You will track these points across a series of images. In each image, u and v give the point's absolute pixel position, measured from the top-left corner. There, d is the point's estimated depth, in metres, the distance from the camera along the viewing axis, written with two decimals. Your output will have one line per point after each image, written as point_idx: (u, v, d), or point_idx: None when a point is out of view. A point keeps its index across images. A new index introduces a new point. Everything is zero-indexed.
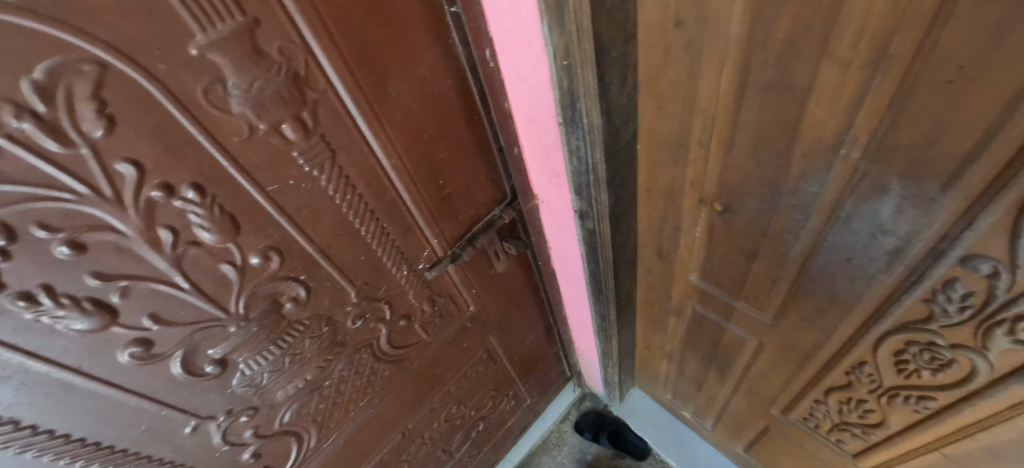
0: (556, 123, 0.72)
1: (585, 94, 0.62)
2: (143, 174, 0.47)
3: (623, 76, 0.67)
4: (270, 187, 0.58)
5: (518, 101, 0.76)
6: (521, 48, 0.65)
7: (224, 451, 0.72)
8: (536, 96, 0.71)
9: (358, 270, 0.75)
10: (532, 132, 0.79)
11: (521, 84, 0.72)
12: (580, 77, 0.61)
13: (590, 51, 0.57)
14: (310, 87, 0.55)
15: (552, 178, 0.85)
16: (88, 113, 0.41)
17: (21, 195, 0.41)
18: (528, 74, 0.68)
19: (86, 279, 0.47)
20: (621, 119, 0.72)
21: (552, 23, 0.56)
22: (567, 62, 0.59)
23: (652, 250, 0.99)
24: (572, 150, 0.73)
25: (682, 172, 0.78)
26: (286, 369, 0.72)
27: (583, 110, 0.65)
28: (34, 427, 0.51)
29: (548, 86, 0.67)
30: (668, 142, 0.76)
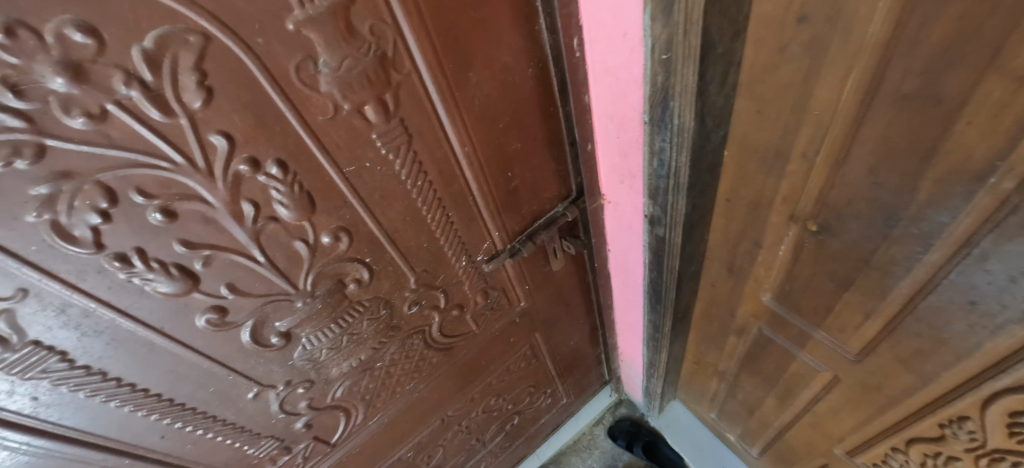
0: (641, 121, 0.66)
1: (681, 91, 0.55)
2: (234, 146, 0.47)
3: (724, 73, 0.57)
4: (347, 168, 0.57)
5: (601, 94, 0.71)
6: (613, 38, 0.59)
7: (280, 419, 0.73)
8: (623, 90, 0.64)
9: (419, 257, 0.74)
10: (612, 129, 0.74)
11: (607, 77, 0.66)
12: (679, 73, 0.54)
13: (697, 45, 0.50)
14: (395, 69, 0.53)
15: (625, 179, 0.80)
16: (190, 84, 0.41)
17: (126, 161, 0.42)
18: (616, 67, 0.63)
19: (175, 246, 0.48)
20: (714, 122, 0.63)
21: (658, 13, 0.49)
22: (667, 56, 0.52)
23: (721, 263, 0.91)
24: (653, 152, 0.67)
25: (775, 188, 0.67)
26: (343, 347, 0.73)
27: (675, 109, 0.58)
28: (119, 379, 0.52)
29: (638, 80, 0.60)
30: (761, 153, 0.65)
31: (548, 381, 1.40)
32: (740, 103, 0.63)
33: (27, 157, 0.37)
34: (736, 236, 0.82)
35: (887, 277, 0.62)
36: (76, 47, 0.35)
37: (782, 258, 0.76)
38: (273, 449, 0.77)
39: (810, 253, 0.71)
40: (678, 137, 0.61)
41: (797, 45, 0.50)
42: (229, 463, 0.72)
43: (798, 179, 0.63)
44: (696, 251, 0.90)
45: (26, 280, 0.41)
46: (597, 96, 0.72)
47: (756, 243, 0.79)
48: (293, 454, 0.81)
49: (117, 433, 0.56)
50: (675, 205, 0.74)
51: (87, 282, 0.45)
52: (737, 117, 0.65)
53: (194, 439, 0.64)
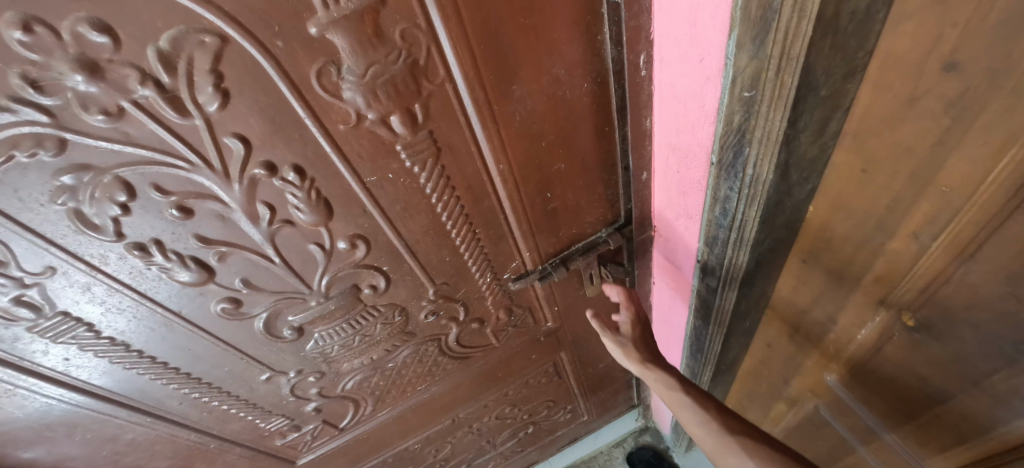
0: (707, 161, 0.57)
1: (761, 137, 0.45)
2: (250, 150, 0.45)
3: (823, 119, 0.44)
4: (368, 178, 0.54)
5: (665, 120, 0.61)
6: (688, 61, 0.50)
7: (291, 401, 0.76)
8: (689, 123, 0.56)
9: (440, 270, 0.70)
10: (672, 162, 0.65)
11: (674, 103, 0.56)
12: (765, 117, 0.43)
13: (791, 87, 0.39)
14: (427, 79, 0.48)
15: (682, 218, 0.71)
16: (206, 87, 0.39)
17: (143, 158, 0.41)
18: (686, 94, 0.53)
19: (191, 240, 0.49)
20: (801, 175, 0.51)
21: (747, 39, 0.39)
22: (751, 93, 0.43)
23: (782, 327, 0.77)
24: (716, 199, 0.58)
25: (869, 265, 0.53)
26: (356, 346, 0.73)
27: (750, 158, 0.48)
28: (140, 351, 0.56)
29: (712, 117, 0.51)
30: (858, 222, 0.50)
31: (570, 398, 1.34)
32: (838, 156, 0.48)
33: (49, 149, 0.38)
34: (804, 305, 0.68)
35: (1000, 408, 0.47)
36: (92, 46, 0.34)
37: (859, 344, 0.62)
38: (284, 426, 0.80)
39: (900, 350, 0.56)
40: (752, 189, 0.51)
41: (935, 98, 0.36)
42: (243, 432, 0.76)
43: (900, 264, 0.49)
44: (753, 307, 0.77)
45: (54, 259, 0.44)
46: (661, 121, 0.62)
47: (829, 318, 0.64)
48: (302, 432, 0.84)
49: (139, 395, 0.60)
50: (735, 260, 0.64)
51: (110, 266, 0.47)
52: (833, 172, 0.50)
53: (210, 409, 0.68)
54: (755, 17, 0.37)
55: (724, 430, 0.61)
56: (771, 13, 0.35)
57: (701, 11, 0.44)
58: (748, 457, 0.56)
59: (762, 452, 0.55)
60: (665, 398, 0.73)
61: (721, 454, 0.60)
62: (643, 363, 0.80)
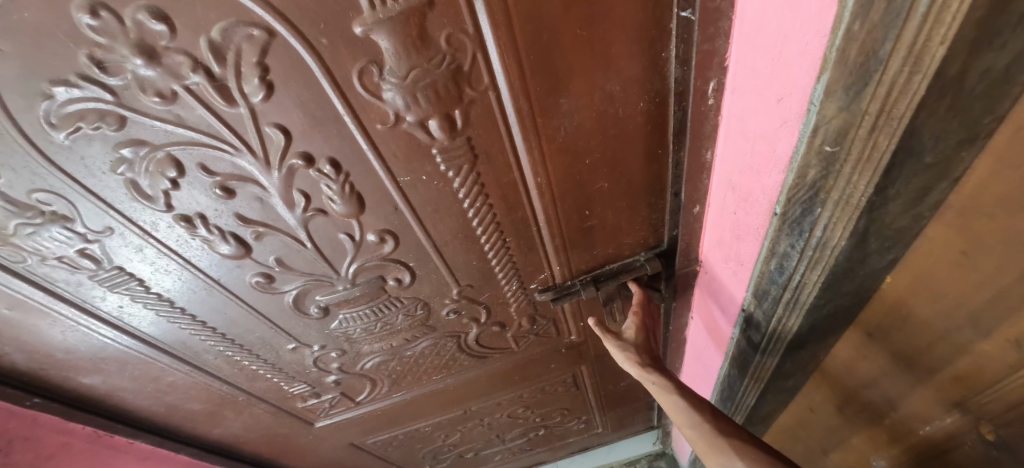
0: (769, 211, 0.53)
1: (839, 199, 0.41)
2: (290, 141, 0.46)
3: (924, 186, 0.36)
4: (402, 178, 0.53)
5: (727, 156, 0.56)
6: (762, 98, 0.43)
7: (313, 371, 0.80)
8: (755, 166, 0.51)
9: (466, 272, 0.70)
10: (730, 202, 0.60)
11: (739, 139, 0.51)
12: (847, 178, 0.38)
13: (887, 149, 0.34)
14: (470, 85, 0.47)
15: (732, 262, 0.67)
16: (252, 78, 0.40)
17: (192, 139, 0.43)
18: (755, 135, 0.47)
19: (231, 218, 0.51)
20: (880, 244, 0.43)
21: (838, 88, 0.34)
22: (834, 149, 0.38)
23: (829, 397, 0.67)
24: (774, 252, 0.55)
25: (949, 357, 0.44)
26: (377, 332, 0.75)
27: (821, 218, 0.44)
28: (183, 309, 0.60)
29: (781, 166, 0.47)
30: (946, 308, 0.41)
31: (585, 409, 1.31)
32: (931, 230, 0.39)
33: (111, 124, 0.40)
34: (860, 382, 0.59)
35: None
36: (151, 34, 0.35)
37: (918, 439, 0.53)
38: (305, 392, 0.85)
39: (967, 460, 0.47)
40: (821, 253, 0.47)
41: None
42: (267, 391, 0.81)
43: (987, 369, 0.40)
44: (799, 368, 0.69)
45: (112, 221, 0.48)
46: (723, 157, 0.58)
47: (887, 402, 0.55)
48: (321, 399, 0.88)
49: (180, 347, 0.66)
50: (785, 318, 0.60)
51: (160, 232, 0.50)
52: (923, 247, 0.41)
53: (240, 367, 0.73)
54: (853, 64, 0.31)
55: (715, 430, 0.58)
56: (877, 62, 0.30)
57: (785, 45, 0.37)
58: (738, 458, 0.53)
59: (753, 454, 0.53)
60: (659, 397, 0.68)
61: (708, 457, 0.57)
62: (643, 365, 0.73)
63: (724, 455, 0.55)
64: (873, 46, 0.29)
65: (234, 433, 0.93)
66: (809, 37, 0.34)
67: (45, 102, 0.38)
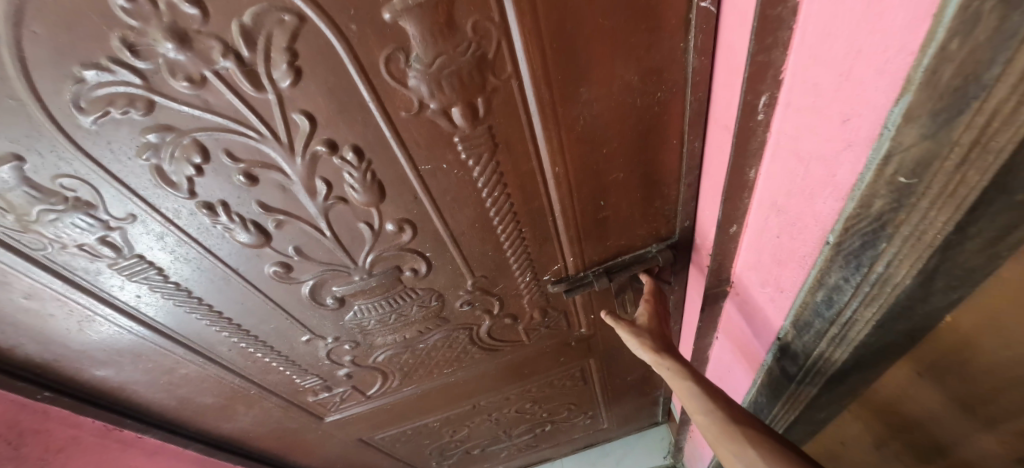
0: (821, 238, 0.47)
1: (909, 236, 0.35)
2: (315, 128, 0.46)
3: (1012, 220, 0.28)
4: (423, 166, 0.53)
5: (775, 175, 0.51)
6: (826, 116, 0.38)
7: (326, 363, 0.80)
8: (808, 189, 0.46)
9: (481, 263, 0.70)
10: (774, 224, 0.56)
11: (792, 159, 0.47)
12: (922, 214, 0.33)
13: (976, 188, 0.28)
14: (493, 73, 0.47)
15: (771, 285, 0.63)
16: (281, 63, 0.40)
17: (219, 125, 0.43)
18: (814, 154, 0.43)
19: (253, 206, 0.51)
20: (944, 282, 0.36)
21: (922, 112, 0.29)
22: (909, 181, 0.33)
23: (864, 434, 0.59)
24: (820, 282, 0.50)
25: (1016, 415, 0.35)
26: (391, 323, 0.75)
27: (886, 254, 0.38)
28: (200, 299, 0.60)
29: (838, 193, 0.42)
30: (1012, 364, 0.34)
31: (592, 404, 1.31)
32: (1008, 270, 0.31)
33: (140, 109, 0.40)
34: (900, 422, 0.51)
35: None
36: (184, 17, 0.35)
37: None
38: (316, 385, 0.84)
39: None
40: (878, 290, 0.42)
41: None
42: (279, 384, 0.81)
43: None
44: (831, 401, 0.61)
45: (135, 208, 0.48)
46: (768, 176, 0.53)
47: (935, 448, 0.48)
48: (332, 393, 0.88)
49: (196, 338, 0.66)
50: (827, 354, 0.55)
51: (182, 220, 0.50)
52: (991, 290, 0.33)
53: (253, 359, 0.73)
54: (946, 85, 0.26)
55: (729, 418, 0.57)
56: (978, 87, 0.24)
57: (857, 61, 0.32)
58: (750, 447, 0.53)
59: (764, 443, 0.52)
60: (675, 386, 0.67)
61: (721, 446, 0.56)
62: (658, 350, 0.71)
63: (740, 447, 0.54)
64: (977, 68, 0.24)
65: (244, 428, 0.93)
66: (889, 55, 0.29)
67: (73, 85, 0.38)
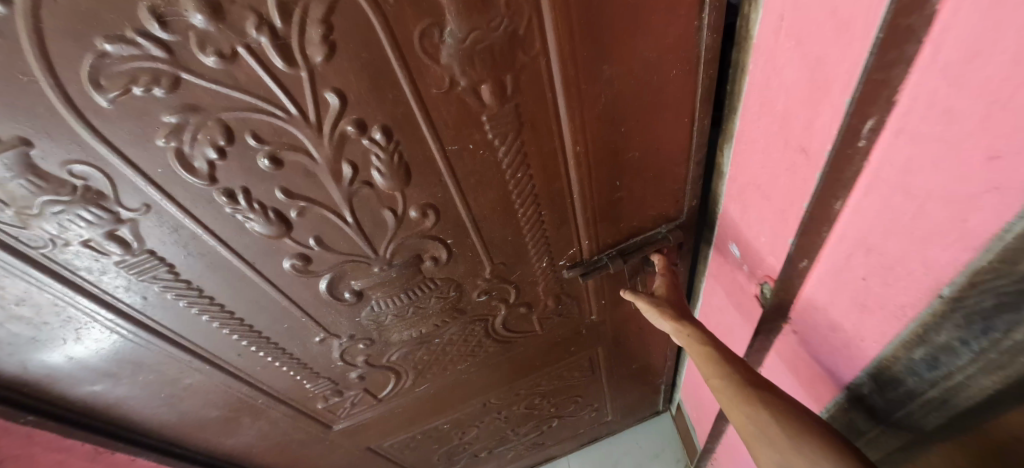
0: (921, 294, 0.38)
1: None
2: (346, 107, 0.45)
3: None
4: (449, 146, 0.53)
5: (868, 210, 0.41)
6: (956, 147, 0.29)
7: (338, 366, 0.76)
8: (911, 232, 0.36)
9: (500, 249, 0.70)
10: (860, 263, 0.44)
11: (896, 192, 0.36)
12: None
13: None
14: (523, 50, 0.47)
15: (842, 333, 0.51)
16: (315, 37, 0.39)
17: (246, 104, 0.42)
18: (927, 193, 0.33)
19: (276, 192, 0.49)
20: None
21: None
22: None
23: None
24: (919, 337, 0.40)
25: None
26: (408, 317, 0.73)
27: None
28: (212, 298, 0.57)
29: (961, 242, 0.32)
30: None
31: (598, 396, 1.32)
32: None
33: (163, 86, 0.38)
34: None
35: None
36: None
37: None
38: (327, 390, 0.81)
39: None
40: (1009, 350, 0.33)
41: None
42: (288, 391, 0.77)
43: None
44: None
45: (150, 196, 0.45)
46: (857, 209, 0.42)
47: None
48: (343, 398, 0.85)
49: (204, 343, 0.62)
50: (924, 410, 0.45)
51: (199, 209, 0.48)
52: None
53: (263, 364, 0.69)
54: None
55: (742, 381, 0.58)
56: None
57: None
58: (762, 408, 0.53)
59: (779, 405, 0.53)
60: (693, 351, 0.68)
61: (735, 407, 0.57)
62: (678, 318, 0.73)
63: (751, 408, 0.55)
64: None
65: (247, 444, 0.88)
66: None
67: (94, 59, 0.35)
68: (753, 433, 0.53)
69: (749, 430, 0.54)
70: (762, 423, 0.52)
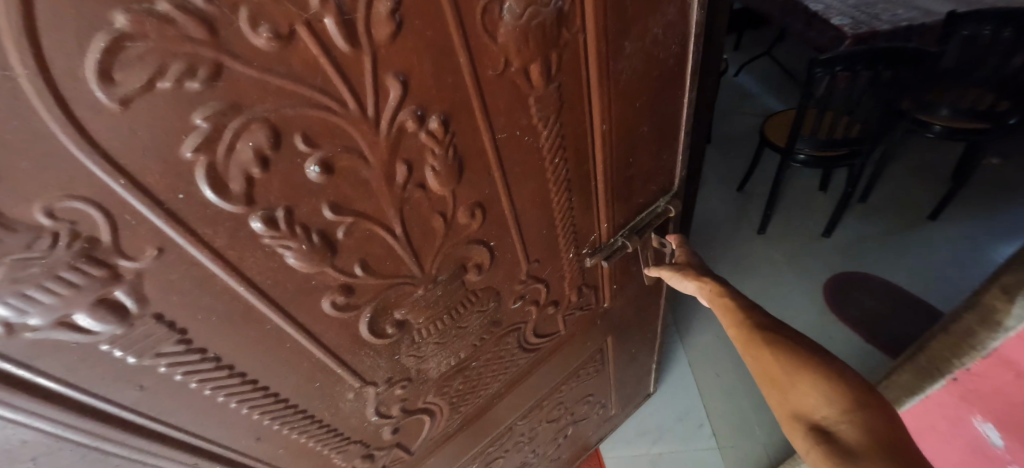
0: None
1: None
2: (406, 95, 0.40)
3: None
4: (499, 134, 0.50)
5: None
6: None
7: (372, 422, 0.65)
8: None
9: (535, 245, 0.67)
10: None
11: None
12: None
13: None
14: (567, 26, 0.47)
15: None
16: (384, 11, 0.34)
17: (297, 99, 0.34)
18: None
19: (324, 210, 0.41)
20: None
21: None
22: None
23: None
24: None
25: None
26: (448, 342, 0.65)
27: None
28: (231, 367, 0.44)
29: None
30: None
31: (606, 389, 1.32)
32: None
33: (199, 78, 0.29)
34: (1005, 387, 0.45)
35: None
36: None
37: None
38: (356, 458, 0.68)
39: None
40: None
41: None
42: None
43: None
44: None
45: (165, 235, 0.34)
46: None
47: None
48: (374, 463, 0.71)
49: (215, 435, 0.48)
50: None
51: (228, 245, 0.37)
52: None
53: (286, 444, 0.56)
54: None
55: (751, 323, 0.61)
56: None
57: None
58: (765, 347, 0.56)
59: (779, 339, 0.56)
60: (713, 305, 0.70)
61: (744, 351, 0.60)
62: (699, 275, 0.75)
63: (757, 351, 0.57)
64: None
65: None
66: None
67: (105, 45, 0.25)
68: (761, 375, 0.56)
69: (761, 378, 0.56)
70: (766, 361, 0.55)
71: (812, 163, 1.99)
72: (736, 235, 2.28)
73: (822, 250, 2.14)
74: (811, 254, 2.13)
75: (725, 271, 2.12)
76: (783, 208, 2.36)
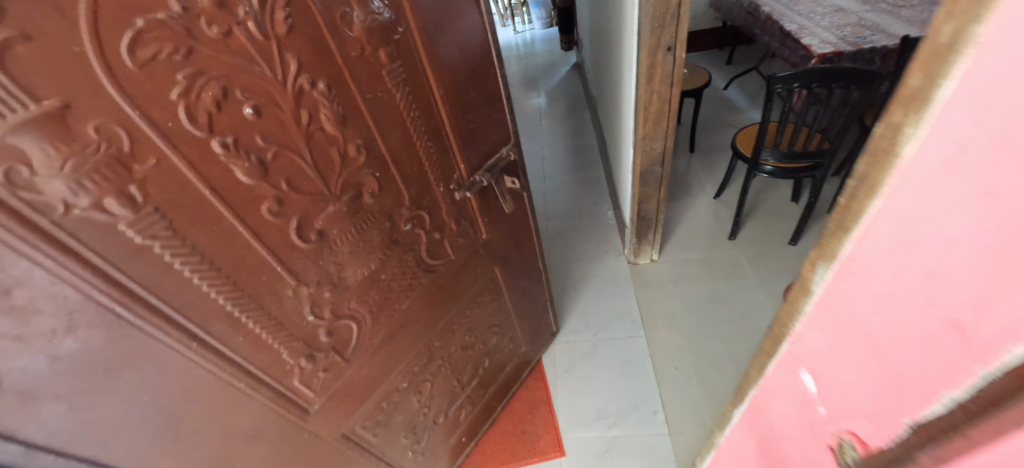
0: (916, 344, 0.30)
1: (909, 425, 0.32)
2: (301, 67, 0.68)
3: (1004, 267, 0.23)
4: (366, 95, 0.80)
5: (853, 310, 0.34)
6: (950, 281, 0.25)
7: (308, 321, 0.87)
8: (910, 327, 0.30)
9: (411, 179, 0.97)
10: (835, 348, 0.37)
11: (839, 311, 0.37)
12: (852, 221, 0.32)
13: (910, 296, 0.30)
14: (398, 27, 0.80)
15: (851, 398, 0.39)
16: (280, 18, 0.63)
17: (237, 67, 0.61)
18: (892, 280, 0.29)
19: (257, 140, 0.67)
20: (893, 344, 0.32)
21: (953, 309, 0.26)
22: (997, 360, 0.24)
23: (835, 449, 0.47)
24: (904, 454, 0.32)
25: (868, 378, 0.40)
26: (359, 252, 0.91)
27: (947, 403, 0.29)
28: (202, 254, 0.67)
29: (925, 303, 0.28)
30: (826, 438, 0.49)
31: (507, 322, 1.63)
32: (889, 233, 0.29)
33: (180, 54, 0.55)
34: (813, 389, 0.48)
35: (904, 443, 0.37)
36: None
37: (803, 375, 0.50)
38: (301, 357, 0.89)
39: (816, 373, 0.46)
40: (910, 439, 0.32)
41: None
42: (266, 365, 0.84)
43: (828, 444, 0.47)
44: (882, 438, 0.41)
45: (161, 150, 0.57)
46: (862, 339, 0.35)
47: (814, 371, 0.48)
48: (316, 364, 0.93)
49: (191, 314, 0.69)
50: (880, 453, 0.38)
51: (200, 161, 0.61)
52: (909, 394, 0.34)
53: (244, 333, 0.77)
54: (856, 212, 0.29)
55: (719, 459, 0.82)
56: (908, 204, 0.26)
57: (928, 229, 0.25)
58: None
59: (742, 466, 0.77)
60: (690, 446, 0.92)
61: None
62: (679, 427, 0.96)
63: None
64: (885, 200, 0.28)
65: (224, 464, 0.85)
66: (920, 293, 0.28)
67: (131, 34, 0.50)
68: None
69: None
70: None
71: (778, 173, 2.32)
72: (707, 241, 2.60)
73: (789, 256, 2.43)
74: (772, 257, 2.44)
75: (701, 272, 2.42)
76: (751, 218, 2.71)
